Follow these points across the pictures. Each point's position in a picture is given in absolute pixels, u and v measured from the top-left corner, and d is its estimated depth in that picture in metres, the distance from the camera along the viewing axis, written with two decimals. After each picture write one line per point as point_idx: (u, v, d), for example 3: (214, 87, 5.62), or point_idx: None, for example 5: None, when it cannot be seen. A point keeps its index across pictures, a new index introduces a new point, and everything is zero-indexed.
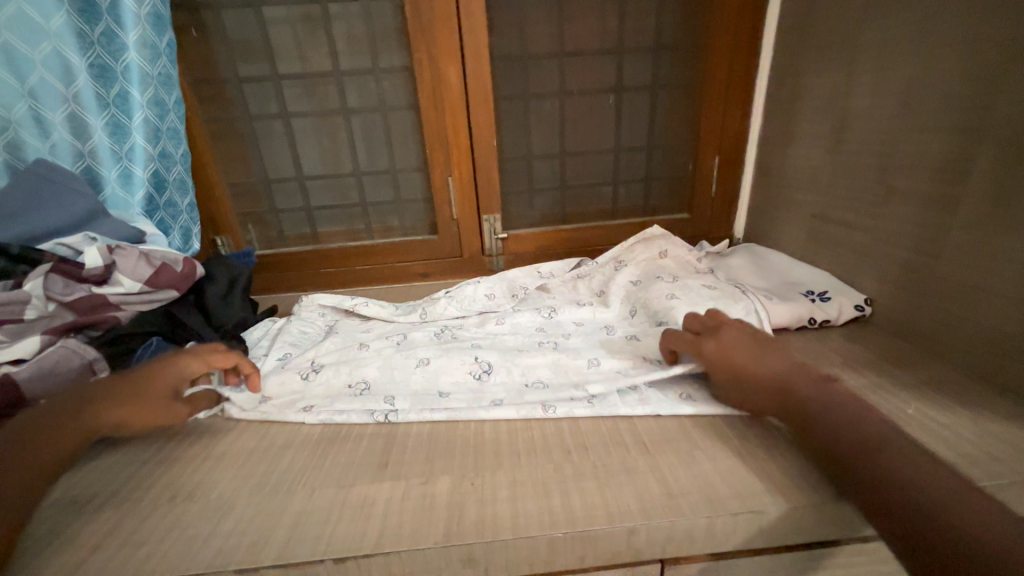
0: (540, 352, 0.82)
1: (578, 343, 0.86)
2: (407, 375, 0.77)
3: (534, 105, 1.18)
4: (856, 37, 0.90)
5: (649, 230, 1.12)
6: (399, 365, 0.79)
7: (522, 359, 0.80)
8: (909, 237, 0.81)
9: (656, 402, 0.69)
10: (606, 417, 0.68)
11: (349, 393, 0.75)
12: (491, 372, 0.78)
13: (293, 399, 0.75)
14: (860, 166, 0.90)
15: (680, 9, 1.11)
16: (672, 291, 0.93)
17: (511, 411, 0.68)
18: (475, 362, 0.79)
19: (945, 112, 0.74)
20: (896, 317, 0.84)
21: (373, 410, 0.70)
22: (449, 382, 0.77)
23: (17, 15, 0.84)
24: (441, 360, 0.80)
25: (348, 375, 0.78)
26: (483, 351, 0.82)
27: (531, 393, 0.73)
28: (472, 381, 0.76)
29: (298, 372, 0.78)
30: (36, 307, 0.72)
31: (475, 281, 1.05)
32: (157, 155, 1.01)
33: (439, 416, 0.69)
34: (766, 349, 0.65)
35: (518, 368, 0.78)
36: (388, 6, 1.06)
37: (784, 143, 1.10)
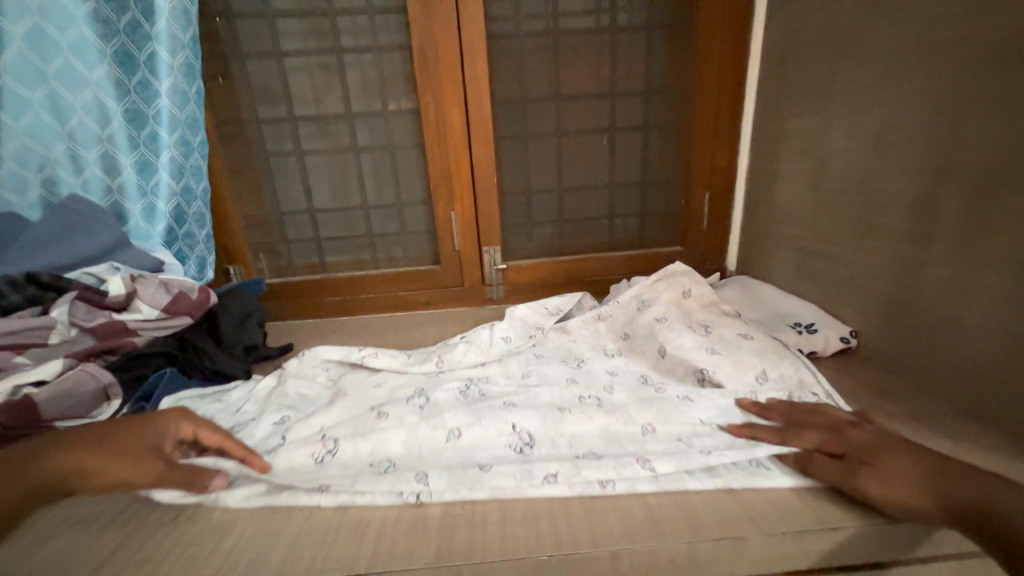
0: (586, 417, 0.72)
1: (622, 399, 0.77)
2: (436, 451, 0.66)
3: (533, 144, 1.25)
4: (830, 84, 0.96)
5: (671, 266, 1.10)
6: (427, 438, 0.68)
7: (567, 424, 0.70)
8: (889, 270, 0.84)
9: (726, 474, 0.61)
10: (672, 490, 0.59)
11: (371, 471, 0.65)
12: (534, 444, 0.67)
13: (307, 475, 0.64)
14: (840, 203, 0.95)
15: (668, 56, 1.19)
16: (710, 343, 0.86)
17: (565, 487, 0.59)
18: (514, 433, 0.69)
19: (914, 154, 0.79)
20: (881, 348, 0.87)
21: (403, 490, 0.60)
22: (486, 455, 0.66)
23: (64, 66, 0.93)
24: (474, 430, 0.69)
25: (369, 450, 0.67)
26: (517, 414, 0.71)
27: (584, 462, 0.63)
28: (513, 456, 0.66)
29: (312, 453, 0.67)
30: (59, 332, 0.76)
31: (489, 323, 0.99)
32: (180, 190, 1.08)
33: (480, 493, 0.59)
34: (868, 428, 0.60)
35: (564, 437, 0.68)
36: (397, 56, 1.16)
37: (770, 180, 1.16)
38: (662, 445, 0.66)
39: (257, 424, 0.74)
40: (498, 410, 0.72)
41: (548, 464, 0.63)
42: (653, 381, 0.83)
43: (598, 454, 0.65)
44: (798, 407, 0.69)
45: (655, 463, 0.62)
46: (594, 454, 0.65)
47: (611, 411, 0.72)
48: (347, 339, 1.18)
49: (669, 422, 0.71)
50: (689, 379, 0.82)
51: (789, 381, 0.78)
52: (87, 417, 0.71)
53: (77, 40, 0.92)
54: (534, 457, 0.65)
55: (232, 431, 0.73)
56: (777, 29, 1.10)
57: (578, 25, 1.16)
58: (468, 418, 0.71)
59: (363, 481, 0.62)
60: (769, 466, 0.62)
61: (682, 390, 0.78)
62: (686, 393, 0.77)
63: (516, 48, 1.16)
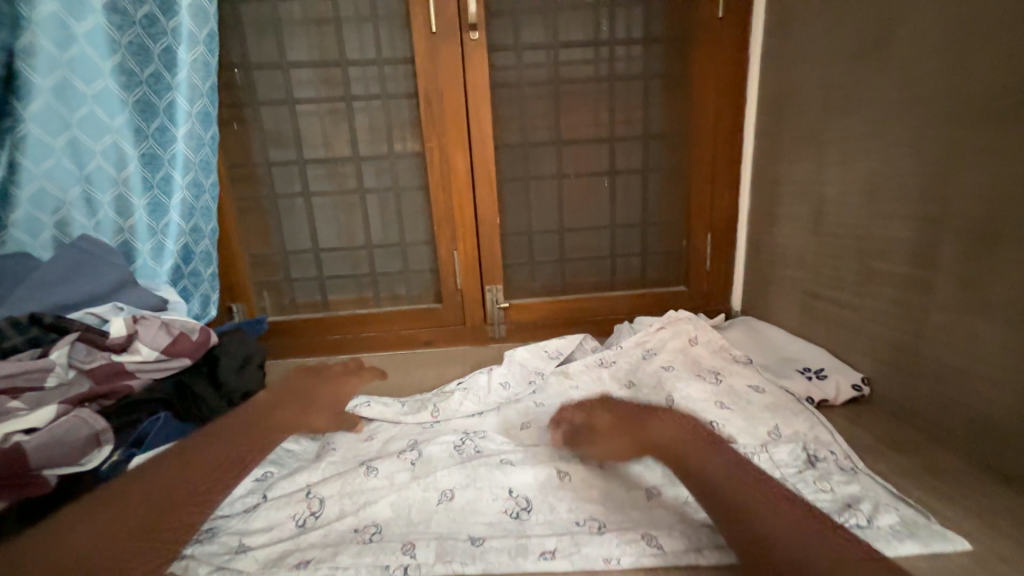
0: (581, 477, 0.68)
1: (625, 458, 0.72)
2: (427, 515, 0.62)
3: (535, 186, 1.28)
4: (822, 132, 0.99)
5: (671, 313, 1.09)
6: (416, 500, 0.64)
7: (566, 489, 0.66)
8: (893, 316, 0.83)
9: None
10: (681, 565, 0.55)
11: (354, 540, 0.59)
12: (531, 510, 0.63)
13: (284, 550, 0.58)
14: (840, 246, 0.95)
15: (664, 103, 1.23)
16: (720, 398, 0.84)
17: (565, 561, 0.55)
18: (510, 497, 0.65)
19: (908, 201, 0.80)
20: (892, 396, 0.84)
21: (389, 563, 0.55)
22: (480, 523, 0.61)
23: (88, 115, 0.97)
24: (467, 492, 0.65)
25: (355, 516, 0.62)
26: (513, 477, 0.68)
27: (584, 535, 0.58)
28: (509, 524, 0.61)
29: (293, 517, 0.63)
30: (56, 374, 0.75)
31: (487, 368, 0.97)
32: (189, 230, 1.11)
33: (472, 569, 0.54)
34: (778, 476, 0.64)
35: (564, 502, 0.64)
36: (404, 103, 1.21)
37: (769, 222, 1.16)
38: (667, 507, 0.62)
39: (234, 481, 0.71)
40: (492, 468, 0.69)
41: (546, 538, 0.58)
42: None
43: (602, 524, 0.60)
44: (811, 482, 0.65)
45: (662, 538, 0.57)
46: (597, 523, 0.60)
47: (613, 473, 0.69)
48: None
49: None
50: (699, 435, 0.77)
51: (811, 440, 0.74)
52: (76, 464, 0.68)
53: (101, 91, 0.96)
54: (531, 528, 0.60)
55: None
56: (769, 79, 1.14)
57: (577, 76, 1.21)
58: (461, 478, 0.67)
59: (346, 553, 0.56)
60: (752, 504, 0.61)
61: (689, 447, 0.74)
62: None
63: (519, 96, 1.21)
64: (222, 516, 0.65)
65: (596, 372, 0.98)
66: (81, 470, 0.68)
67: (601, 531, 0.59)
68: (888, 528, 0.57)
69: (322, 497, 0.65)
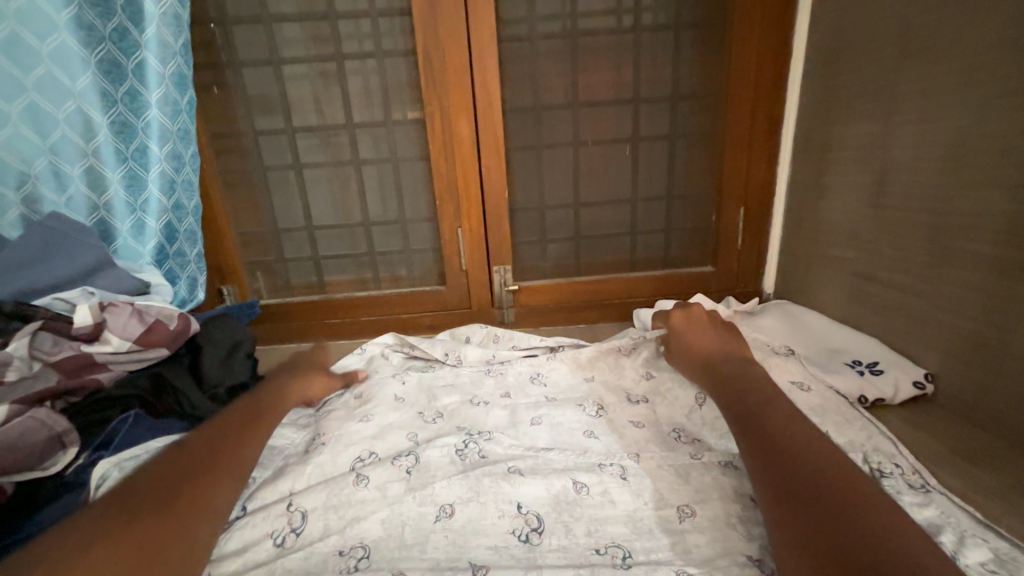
0: (602, 496, 0.58)
1: (653, 468, 0.62)
2: (423, 535, 0.54)
3: (548, 155, 1.15)
4: (892, 86, 0.84)
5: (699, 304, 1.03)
6: (412, 516, 0.56)
7: (584, 508, 0.57)
8: (976, 306, 0.70)
9: None
10: None
11: (339, 566, 0.51)
12: (544, 533, 0.54)
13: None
14: (908, 223, 0.81)
15: (696, 59, 1.08)
16: None
17: None
18: (519, 515, 0.56)
19: (1009, 167, 0.66)
20: (965, 397, 0.72)
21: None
22: (485, 547, 0.52)
23: (45, 76, 0.87)
24: (469, 509, 0.57)
25: (341, 535, 0.54)
26: (523, 491, 0.59)
27: (607, 569, 0.49)
28: (517, 548, 0.52)
29: (271, 535, 0.55)
30: (17, 368, 0.68)
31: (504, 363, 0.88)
32: (171, 207, 1.00)
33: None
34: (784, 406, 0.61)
35: (581, 523, 0.55)
36: (402, 62, 1.08)
37: (815, 194, 1.02)
38: (705, 534, 0.53)
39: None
40: (499, 481, 0.60)
41: (561, 568, 0.49)
42: (690, 438, 0.69)
43: (627, 553, 0.51)
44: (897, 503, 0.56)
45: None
46: (622, 552, 0.51)
47: (639, 488, 0.59)
48: None
49: (713, 501, 0.57)
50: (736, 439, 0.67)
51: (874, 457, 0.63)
52: (39, 469, 0.61)
53: (58, 47, 0.86)
54: (544, 556, 0.51)
55: None
56: (823, 26, 0.97)
57: (597, 27, 1.06)
58: (463, 491, 0.59)
59: None
60: None
61: (725, 456, 0.64)
62: (728, 457, 0.63)
63: (530, 53, 1.07)
64: None
65: (616, 361, 0.87)
66: (44, 476, 0.61)
67: (628, 565, 0.49)
68: (982, 569, 0.48)
69: (304, 511, 0.58)
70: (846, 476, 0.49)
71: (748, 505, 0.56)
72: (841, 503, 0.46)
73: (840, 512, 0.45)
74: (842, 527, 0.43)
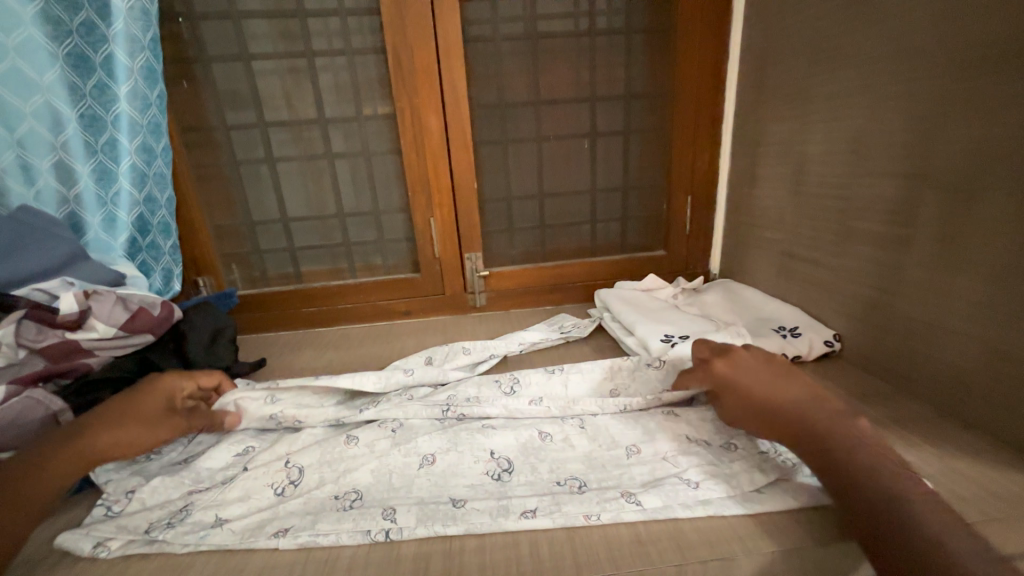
0: (561, 442, 0.68)
1: (605, 418, 0.72)
2: (408, 480, 0.62)
3: (513, 149, 1.23)
4: (807, 88, 0.97)
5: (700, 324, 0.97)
6: (397, 465, 0.64)
7: (547, 451, 0.66)
8: (870, 275, 0.84)
9: (709, 495, 0.57)
10: (658, 519, 0.55)
11: (334, 507, 0.58)
12: (512, 471, 0.63)
13: (261, 520, 0.57)
14: (821, 207, 0.95)
15: (646, 61, 1.19)
16: None
17: (546, 519, 0.54)
18: (492, 460, 0.65)
19: (891, 158, 0.79)
20: (864, 352, 0.86)
21: (369, 528, 0.54)
22: (462, 485, 0.61)
23: (10, 69, 0.86)
24: (450, 456, 0.65)
25: (334, 483, 0.62)
26: (495, 440, 0.68)
27: (565, 495, 0.58)
28: (490, 485, 0.61)
29: (271, 485, 0.62)
30: (4, 354, 0.70)
31: (458, 389, 0.79)
32: (142, 200, 1.02)
33: (455, 530, 0.54)
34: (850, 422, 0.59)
35: (545, 463, 0.64)
36: (372, 60, 1.13)
37: (750, 184, 1.16)
38: (643, 462, 0.64)
39: (213, 453, 0.68)
40: (473, 434, 0.69)
41: (527, 498, 0.58)
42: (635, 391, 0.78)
43: (582, 483, 0.61)
44: None
45: (641, 495, 0.58)
46: (578, 483, 0.61)
47: (595, 434, 0.69)
48: (321, 352, 1.13)
49: (656, 440, 0.67)
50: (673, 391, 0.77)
51: None
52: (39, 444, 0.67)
53: (24, 42, 0.86)
54: (513, 489, 0.60)
55: (186, 462, 0.70)
56: (754, 35, 1.10)
57: (556, 30, 1.14)
58: (443, 443, 0.67)
59: (325, 520, 0.56)
60: (733, 445, 0.66)
61: (665, 404, 0.75)
62: (668, 406, 0.74)
63: (494, 53, 1.14)
64: (200, 488, 0.63)
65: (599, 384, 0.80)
66: None
67: (583, 491, 0.59)
68: None
69: (301, 466, 0.65)
70: (900, 481, 0.50)
71: (677, 438, 0.68)
72: (904, 506, 0.47)
73: (910, 520, 0.46)
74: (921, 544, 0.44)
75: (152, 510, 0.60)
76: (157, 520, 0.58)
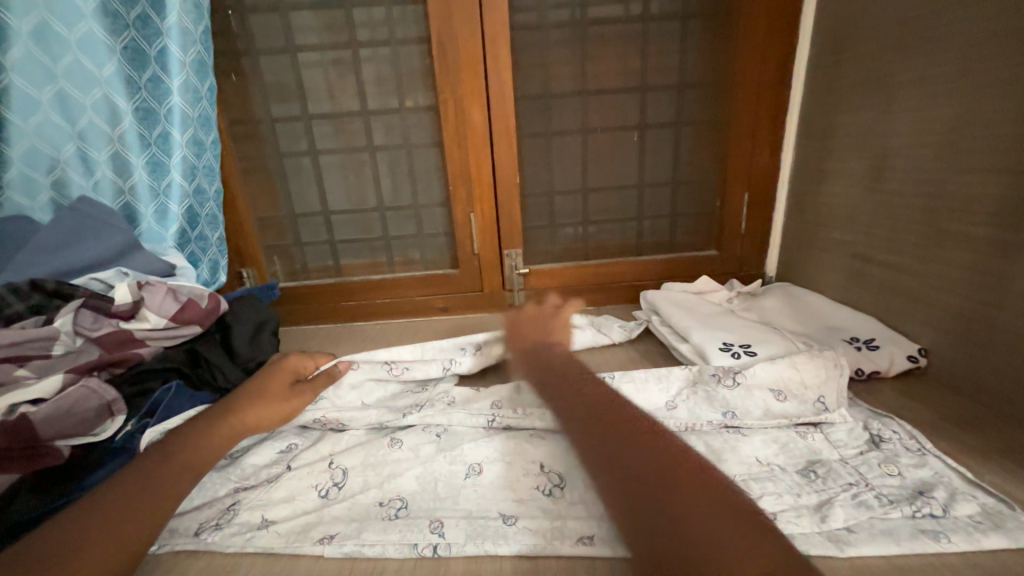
0: None
1: None
2: (454, 490, 0.59)
3: (558, 141, 1.18)
4: (892, 73, 0.86)
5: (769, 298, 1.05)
6: (442, 474, 0.61)
7: None
8: (967, 284, 0.74)
9: (795, 532, 0.51)
10: None
11: (379, 515, 0.56)
12: (564, 487, 0.59)
13: (306, 524, 0.56)
14: (905, 205, 0.85)
15: (704, 46, 1.10)
16: (778, 384, 0.72)
17: (603, 546, 0.50)
18: (542, 473, 0.61)
19: (998, 152, 0.69)
20: (956, 370, 0.77)
21: (416, 542, 0.52)
22: (510, 500, 0.57)
23: (73, 63, 0.88)
24: (496, 467, 0.62)
25: (379, 489, 0.60)
26: (544, 451, 0.64)
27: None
28: (540, 500, 0.57)
29: (316, 488, 0.61)
30: (63, 342, 0.71)
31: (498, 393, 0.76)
32: (192, 191, 1.03)
33: (506, 549, 0.51)
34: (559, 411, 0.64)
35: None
36: (415, 50, 1.10)
37: (817, 179, 1.06)
38: None
39: (259, 450, 0.67)
40: (520, 445, 0.65)
41: (580, 520, 0.54)
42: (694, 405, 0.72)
43: None
44: (895, 467, 0.59)
45: None
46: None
47: None
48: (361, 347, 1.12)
49: (720, 462, 0.62)
50: (743, 411, 0.70)
51: (886, 432, 0.64)
52: (91, 435, 0.65)
53: (85, 36, 0.88)
54: (565, 508, 0.56)
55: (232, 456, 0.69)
56: (828, 15, 1.00)
57: (606, 15, 1.08)
58: (488, 452, 0.64)
59: (371, 530, 0.54)
60: (814, 473, 0.59)
61: (731, 422, 0.68)
62: (735, 423, 0.68)
63: (541, 40, 1.09)
64: (246, 486, 0.63)
65: (654, 394, 0.75)
66: (96, 441, 0.65)
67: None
68: (967, 519, 0.51)
69: (345, 468, 0.63)
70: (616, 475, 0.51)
71: (745, 462, 0.61)
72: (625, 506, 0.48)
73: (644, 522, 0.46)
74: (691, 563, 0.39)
75: (201, 509, 0.59)
76: (207, 520, 0.57)
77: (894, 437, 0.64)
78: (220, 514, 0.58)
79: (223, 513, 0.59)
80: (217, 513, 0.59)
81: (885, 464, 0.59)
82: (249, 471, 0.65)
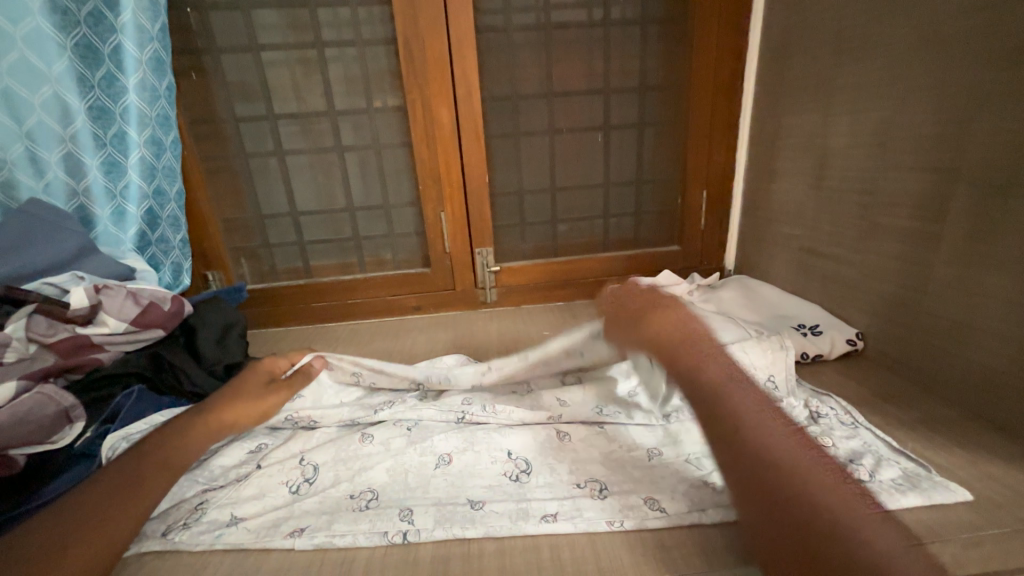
0: (582, 442, 0.67)
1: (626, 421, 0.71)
2: (425, 479, 0.61)
3: (526, 142, 1.21)
4: (831, 79, 0.93)
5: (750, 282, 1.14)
6: (414, 465, 0.63)
7: (568, 452, 0.65)
8: (897, 272, 0.81)
9: None
10: (686, 525, 0.54)
11: (350, 507, 0.58)
12: (531, 472, 0.62)
13: (276, 518, 0.57)
14: (844, 201, 0.92)
15: (663, 51, 1.16)
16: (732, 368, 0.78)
17: (567, 524, 0.53)
18: (510, 460, 0.64)
19: (922, 151, 0.76)
20: (889, 352, 0.84)
21: (386, 530, 0.54)
22: (480, 486, 0.60)
23: (19, 60, 0.85)
24: (466, 456, 0.65)
25: (350, 482, 0.61)
26: (512, 440, 0.67)
27: (586, 499, 0.57)
28: (509, 486, 0.60)
29: (287, 484, 0.61)
30: (15, 349, 0.68)
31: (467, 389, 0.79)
32: (152, 193, 1.00)
33: (474, 532, 0.53)
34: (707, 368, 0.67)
35: (565, 463, 0.63)
36: (382, 50, 1.10)
37: (768, 177, 1.13)
38: (668, 465, 0.62)
39: (226, 450, 0.67)
40: (490, 435, 0.68)
41: (547, 501, 0.57)
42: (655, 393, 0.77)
43: (603, 486, 0.59)
44: (831, 440, 0.65)
45: (664, 501, 0.56)
46: (599, 486, 0.59)
47: (614, 435, 0.68)
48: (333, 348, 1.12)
49: (676, 443, 0.66)
50: None
51: (826, 410, 0.71)
52: (48, 443, 0.63)
53: (31, 31, 0.85)
54: (532, 491, 0.59)
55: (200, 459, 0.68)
56: (775, 24, 1.06)
57: (569, 19, 1.12)
58: (459, 442, 0.66)
59: (342, 520, 0.55)
60: None
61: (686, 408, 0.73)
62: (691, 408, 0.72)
63: (507, 43, 1.12)
64: (215, 486, 0.63)
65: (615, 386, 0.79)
66: (53, 449, 0.63)
67: (604, 495, 0.58)
68: (890, 482, 0.57)
69: (316, 463, 0.64)
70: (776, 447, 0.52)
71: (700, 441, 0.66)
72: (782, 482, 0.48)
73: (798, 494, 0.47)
74: (840, 547, 0.42)
75: (168, 511, 0.59)
76: (174, 521, 0.57)
77: (832, 415, 0.70)
78: (189, 512, 0.59)
79: (193, 510, 0.59)
80: (186, 511, 0.59)
81: (823, 437, 0.65)
82: (218, 470, 0.65)
